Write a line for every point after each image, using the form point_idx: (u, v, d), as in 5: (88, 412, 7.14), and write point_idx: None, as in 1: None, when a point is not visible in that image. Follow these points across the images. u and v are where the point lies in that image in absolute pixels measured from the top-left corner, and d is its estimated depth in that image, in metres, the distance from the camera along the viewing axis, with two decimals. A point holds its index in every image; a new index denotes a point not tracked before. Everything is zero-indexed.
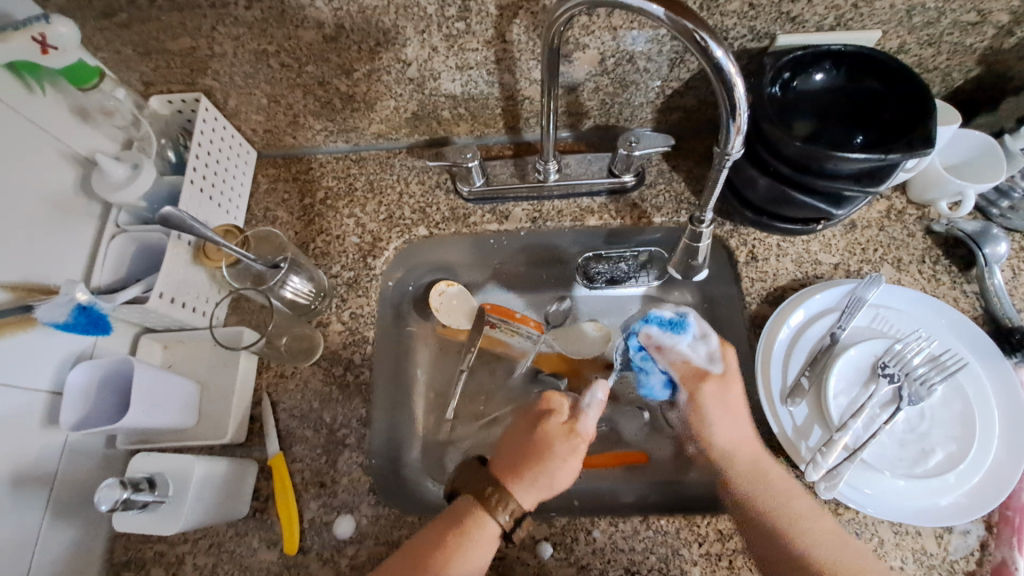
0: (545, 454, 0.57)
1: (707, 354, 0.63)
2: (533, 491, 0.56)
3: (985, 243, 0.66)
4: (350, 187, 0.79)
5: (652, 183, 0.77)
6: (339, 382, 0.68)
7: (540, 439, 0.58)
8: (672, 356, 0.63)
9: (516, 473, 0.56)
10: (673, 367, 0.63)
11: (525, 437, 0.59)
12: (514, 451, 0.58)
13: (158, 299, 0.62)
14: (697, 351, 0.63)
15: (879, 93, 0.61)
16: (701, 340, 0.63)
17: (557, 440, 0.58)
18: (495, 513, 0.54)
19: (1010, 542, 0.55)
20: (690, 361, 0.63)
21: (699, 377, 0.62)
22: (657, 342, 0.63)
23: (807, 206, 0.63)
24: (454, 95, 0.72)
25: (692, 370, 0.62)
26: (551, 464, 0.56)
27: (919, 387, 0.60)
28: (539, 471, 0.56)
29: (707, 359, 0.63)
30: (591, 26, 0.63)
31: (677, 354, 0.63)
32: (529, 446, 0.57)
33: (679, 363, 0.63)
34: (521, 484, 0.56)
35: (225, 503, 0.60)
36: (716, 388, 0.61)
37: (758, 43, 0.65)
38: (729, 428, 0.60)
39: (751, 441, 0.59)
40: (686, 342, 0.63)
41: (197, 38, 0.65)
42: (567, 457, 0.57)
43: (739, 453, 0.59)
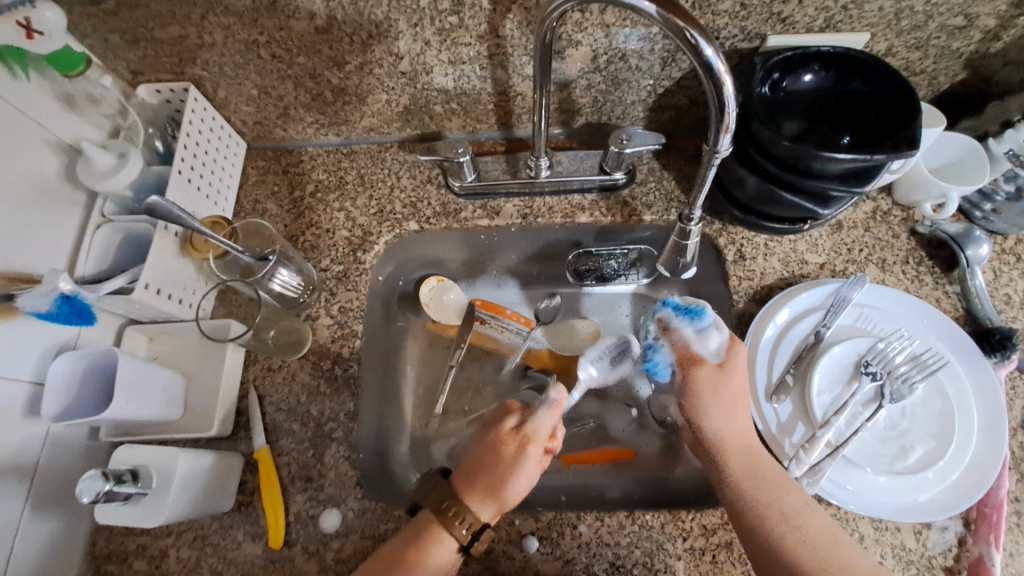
0: (496, 462, 0.56)
1: (711, 344, 0.59)
2: (489, 503, 0.55)
3: (967, 245, 0.67)
4: (340, 180, 0.78)
5: (643, 181, 0.77)
6: (327, 376, 0.68)
7: (489, 448, 0.57)
8: (674, 340, 0.60)
9: (471, 486, 0.55)
10: (672, 348, 0.60)
11: (482, 443, 0.58)
12: (467, 463, 0.57)
13: (144, 290, 0.61)
14: (704, 338, 0.59)
15: (865, 94, 0.62)
16: (710, 330, 0.59)
17: (507, 445, 0.57)
18: (450, 526, 0.54)
19: (987, 538, 0.56)
20: (692, 346, 0.59)
21: (695, 363, 0.59)
22: (665, 324, 0.61)
23: (794, 206, 0.64)
24: (447, 90, 0.72)
25: (688, 355, 0.59)
26: (502, 471, 0.56)
27: (900, 385, 0.61)
28: (491, 479, 0.55)
29: (711, 347, 0.59)
30: (584, 22, 0.63)
31: (682, 338, 0.60)
32: (483, 455, 0.57)
33: (679, 348, 0.60)
34: (477, 494, 0.55)
35: (208, 495, 0.59)
36: (713, 375, 0.58)
37: (749, 43, 0.65)
38: (727, 418, 0.57)
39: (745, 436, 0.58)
40: (693, 328, 0.60)
41: (186, 26, 0.64)
42: (517, 466, 0.56)
43: (734, 447, 0.57)
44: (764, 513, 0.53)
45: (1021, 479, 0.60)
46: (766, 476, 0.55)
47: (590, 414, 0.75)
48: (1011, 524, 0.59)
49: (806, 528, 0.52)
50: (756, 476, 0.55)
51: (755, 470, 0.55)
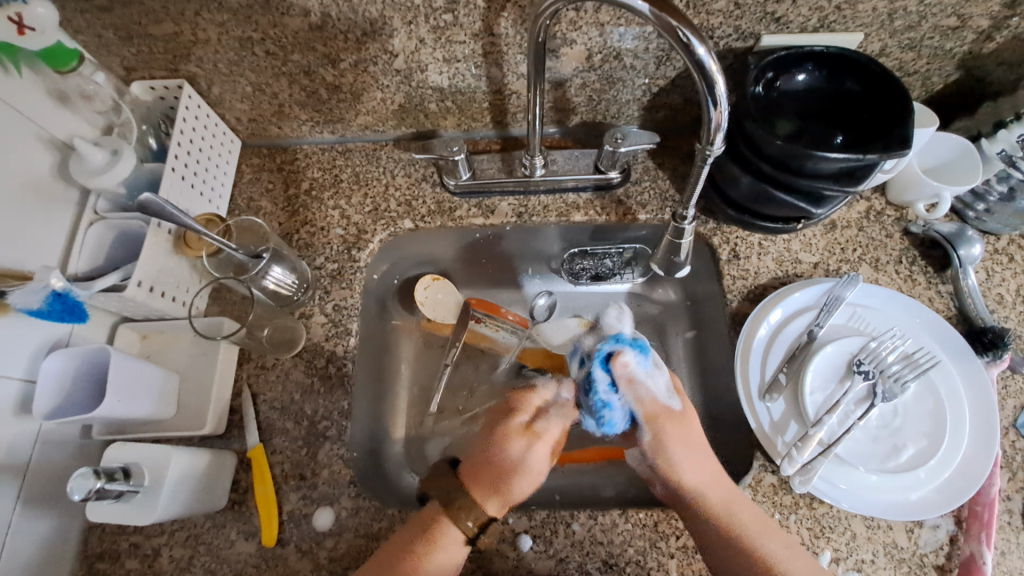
0: (508, 456, 0.56)
1: (665, 388, 0.57)
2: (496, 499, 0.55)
3: (960, 245, 0.68)
4: (335, 178, 0.78)
5: (638, 180, 0.77)
6: (320, 374, 0.68)
7: (499, 442, 0.57)
8: (642, 394, 0.55)
9: (475, 475, 0.55)
10: (641, 404, 0.56)
11: (480, 444, 0.58)
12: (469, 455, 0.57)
13: (136, 288, 0.61)
14: (660, 385, 0.56)
15: (858, 94, 0.62)
16: (660, 371, 0.56)
17: (515, 441, 0.57)
18: (460, 519, 0.53)
19: (978, 537, 0.57)
20: (658, 400, 0.56)
21: (661, 416, 0.56)
22: (631, 374, 0.54)
23: (788, 205, 0.64)
24: (441, 88, 0.72)
25: (655, 412, 0.56)
26: (511, 468, 0.55)
27: (893, 384, 0.61)
28: (501, 472, 0.55)
29: (669, 396, 0.57)
30: (579, 20, 0.63)
31: (646, 390, 0.55)
32: (480, 460, 0.56)
33: (646, 403, 0.56)
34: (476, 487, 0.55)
35: (201, 494, 0.59)
36: (676, 427, 0.57)
37: (743, 42, 0.65)
38: (697, 467, 0.56)
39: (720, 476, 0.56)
40: (648, 374, 0.55)
41: (180, 23, 0.64)
42: (524, 456, 0.56)
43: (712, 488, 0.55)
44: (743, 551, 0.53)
45: (1012, 477, 0.61)
46: (739, 517, 0.54)
47: None
48: (1002, 522, 0.59)
49: (781, 567, 0.53)
50: (738, 518, 0.54)
51: (732, 509, 0.54)
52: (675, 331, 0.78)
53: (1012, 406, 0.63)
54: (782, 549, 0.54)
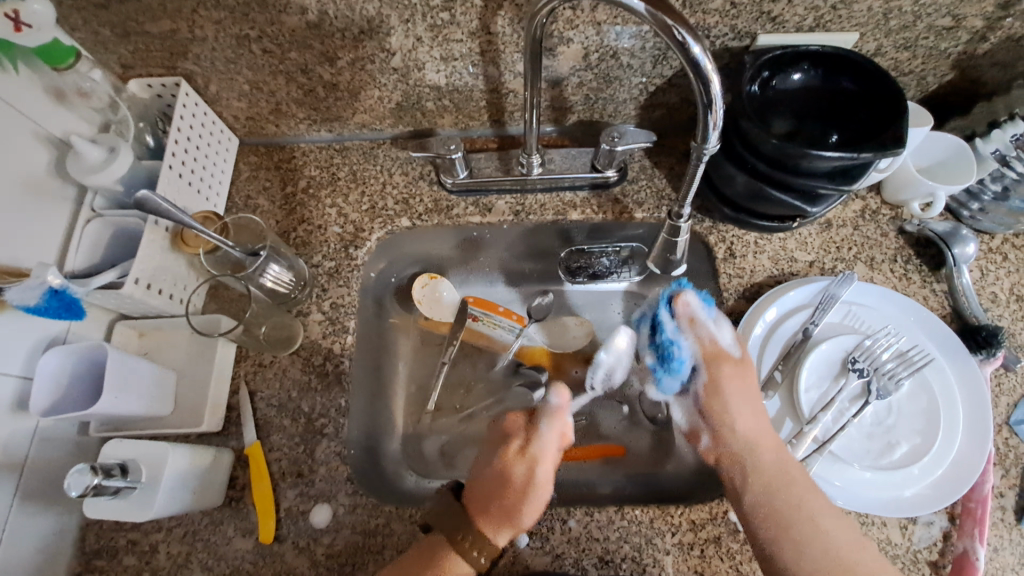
0: (508, 482, 0.58)
1: (728, 336, 0.63)
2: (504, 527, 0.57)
3: (954, 244, 0.68)
4: (333, 176, 0.78)
5: (635, 179, 0.77)
6: (318, 372, 0.68)
7: (498, 468, 0.60)
8: (700, 333, 0.63)
9: (487, 513, 0.57)
10: (698, 343, 0.63)
11: (485, 471, 0.60)
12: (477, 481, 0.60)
13: (134, 285, 0.61)
14: (723, 332, 0.63)
15: (853, 93, 0.63)
16: (722, 324, 0.63)
17: (514, 467, 0.59)
18: (466, 553, 0.54)
19: (971, 533, 0.57)
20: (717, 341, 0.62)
21: (721, 358, 0.62)
22: (691, 314, 0.62)
23: (783, 203, 0.64)
24: (439, 86, 0.72)
25: (715, 352, 0.62)
26: (513, 496, 0.58)
27: (887, 381, 0.61)
28: (504, 500, 0.58)
29: (730, 341, 0.62)
30: (575, 19, 0.63)
31: (706, 331, 0.63)
32: (495, 483, 0.59)
33: (704, 342, 0.63)
34: (490, 522, 0.57)
35: (198, 491, 0.59)
36: (734, 369, 0.61)
37: (739, 42, 0.65)
38: (747, 417, 0.60)
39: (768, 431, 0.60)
40: (712, 319, 0.63)
41: (176, 21, 0.64)
42: (528, 484, 0.58)
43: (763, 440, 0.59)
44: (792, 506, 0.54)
45: (1006, 474, 0.61)
46: (793, 473, 0.56)
47: (581, 411, 0.75)
48: (995, 519, 0.59)
49: (826, 523, 0.53)
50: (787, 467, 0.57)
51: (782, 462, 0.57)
52: None
53: (1006, 403, 0.64)
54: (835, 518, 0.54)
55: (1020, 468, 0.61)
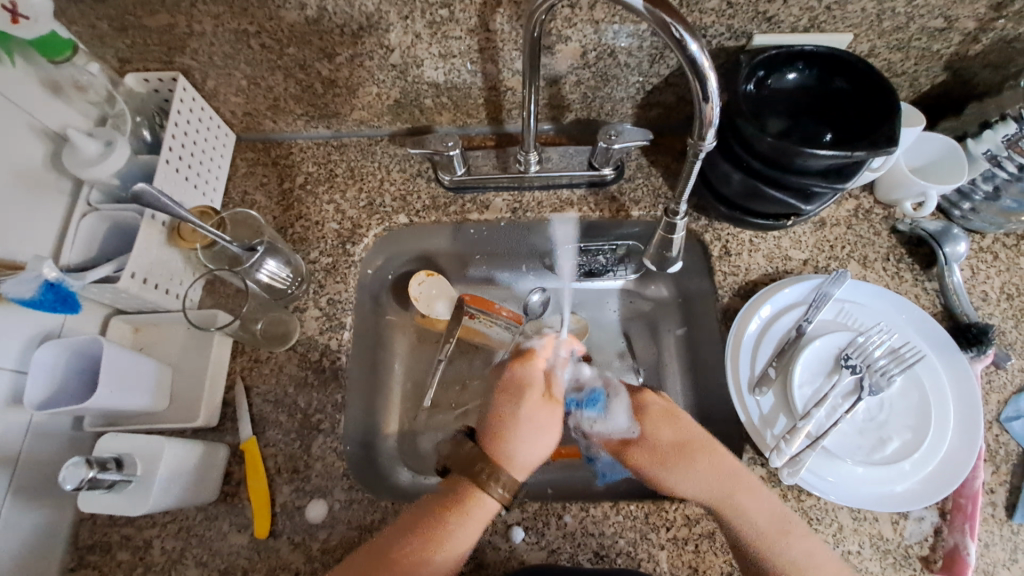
0: (529, 422, 0.56)
1: (621, 421, 0.59)
2: (529, 465, 0.56)
3: (946, 242, 0.69)
4: (330, 172, 0.78)
5: (631, 177, 0.78)
6: (314, 367, 0.68)
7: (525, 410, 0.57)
8: (594, 434, 0.61)
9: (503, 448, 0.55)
10: (602, 445, 0.61)
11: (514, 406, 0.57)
12: (514, 419, 0.56)
13: (130, 279, 0.61)
14: (615, 419, 0.59)
15: (846, 92, 0.63)
16: (613, 407, 0.60)
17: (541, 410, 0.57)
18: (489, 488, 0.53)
19: (962, 528, 0.58)
20: (611, 438, 0.59)
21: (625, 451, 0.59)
22: (579, 423, 0.61)
23: (778, 202, 0.65)
24: (437, 84, 0.73)
25: (616, 446, 0.59)
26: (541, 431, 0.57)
27: (879, 378, 0.62)
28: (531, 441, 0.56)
29: (625, 428, 0.59)
30: (574, 17, 0.63)
31: (598, 433, 0.60)
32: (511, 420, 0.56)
33: (603, 442, 0.60)
34: (519, 461, 0.55)
35: (193, 485, 0.59)
36: (645, 455, 0.57)
37: (735, 41, 0.66)
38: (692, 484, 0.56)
39: (727, 481, 0.55)
40: (601, 417, 0.60)
41: (175, 14, 0.64)
42: (549, 422, 0.58)
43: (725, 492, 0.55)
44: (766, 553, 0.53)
45: (996, 470, 0.62)
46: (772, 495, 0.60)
47: None
48: (985, 515, 0.60)
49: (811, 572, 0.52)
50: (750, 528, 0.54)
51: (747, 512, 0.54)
52: (668, 328, 0.78)
53: (996, 400, 0.65)
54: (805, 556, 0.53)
55: (1010, 464, 0.62)
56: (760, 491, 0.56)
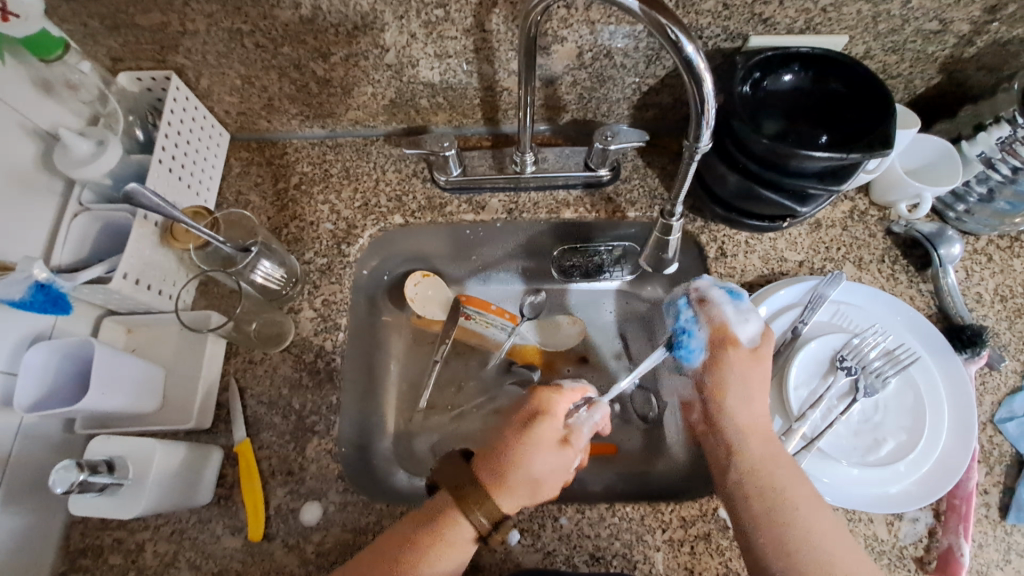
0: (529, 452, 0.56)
1: (750, 329, 0.60)
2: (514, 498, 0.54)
3: (940, 244, 0.69)
4: (325, 172, 0.78)
5: (627, 178, 0.78)
6: (309, 369, 0.67)
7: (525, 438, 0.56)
8: (711, 313, 0.61)
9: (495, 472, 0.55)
10: (707, 326, 0.61)
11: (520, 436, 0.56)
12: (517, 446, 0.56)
13: (122, 280, 0.60)
14: (748, 325, 0.60)
15: (842, 95, 0.63)
16: (750, 312, 0.61)
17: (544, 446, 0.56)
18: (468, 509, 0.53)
19: (956, 529, 0.58)
20: (730, 325, 0.60)
21: (729, 341, 0.60)
22: (702, 294, 0.62)
23: (774, 204, 0.65)
24: (433, 84, 0.72)
25: (723, 335, 0.60)
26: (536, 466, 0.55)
27: (874, 379, 0.62)
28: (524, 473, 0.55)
29: (751, 333, 0.60)
30: (570, 18, 0.63)
31: (717, 312, 0.61)
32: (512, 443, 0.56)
33: (716, 325, 0.60)
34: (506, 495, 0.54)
35: (186, 488, 0.58)
36: (745, 357, 0.59)
37: (731, 43, 0.66)
38: (745, 404, 0.57)
39: (771, 446, 0.56)
40: (734, 308, 0.61)
41: (167, 13, 0.63)
42: (550, 461, 0.56)
43: (768, 462, 0.55)
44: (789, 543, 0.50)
45: (989, 471, 0.62)
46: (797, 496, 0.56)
47: None
48: (979, 516, 0.61)
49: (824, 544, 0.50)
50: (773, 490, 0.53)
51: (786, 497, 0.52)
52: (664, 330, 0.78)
53: (990, 402, 0.65)
54: (827, 526, 0.51)
55: (1004, 465, 0.63)
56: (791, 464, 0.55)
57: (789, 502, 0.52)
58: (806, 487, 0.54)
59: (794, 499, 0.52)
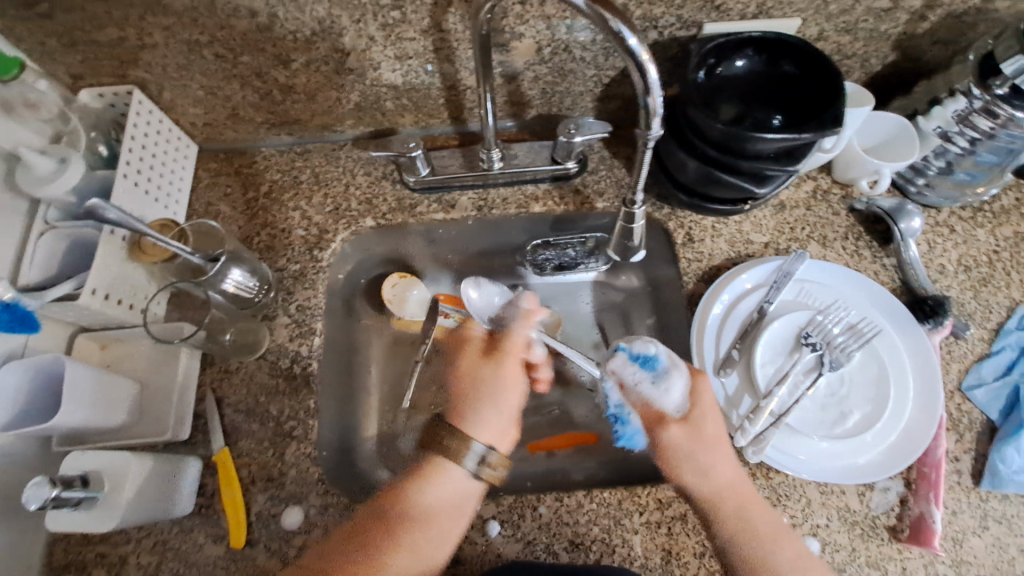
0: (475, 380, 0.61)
1: (674, 396, 0.57)
2: (488, 429, 0.58)
3: (900, 219, 0.70)
4: (294, 179, 0.79)
5: (594, 170, 0.79)
6: (285, 375, 0.68)
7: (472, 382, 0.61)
8: (633, 396, 0.59)
9: (463, 416, 0.58)
10: (636, 411, 0.59)
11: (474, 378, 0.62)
12: (464, 390, 0.61)
13: (91, 296, 0.60)
14: (670, 393, 0.57)
15: (794, 75, 0.64)
16: (670, 382, 0.57)
17: (484, 369, 0.62)
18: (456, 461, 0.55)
19: (927, 497, 0.59)
20: (654, 403, 0.58)
21: (661, 422, 0.57)
22: (618, 377, 0.60)
23: (733, 186, 0.65)
24: (396, 86, 0.73)
25: (654, 415, 0.58)
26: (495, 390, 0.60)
27: (839, 353, 0.63)
28: (483, 402, 0.59)
29: (675, 401, 0.57)
30: (525, 14, 0.64)
31: (637, 394, 0.59)
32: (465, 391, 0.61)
33: (641, 406, 0.58)
34: (480, 432, 0.57)
35: (164, 499, 0.58)
36: (683, 432, 0.56)
37: (687, 31, 0.67)
38: (705, 472, 0.55)
39: (734, 484, 0.55)
40: (650, 381, 0.58)
41: (125, 28, 0.64)
42: (495, 376, 0.61)
43: (725, 495, 0.54)
44: (754, 558, 0.52)
45: (960, 438, 0.64)
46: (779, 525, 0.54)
47: (554, 402, 0.77)
48: (952, 483, 0.62)
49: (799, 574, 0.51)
50: (748, 529, 0.53)
51: (748, 530, 0.53)
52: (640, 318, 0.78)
53: (957, 370, 0.67)
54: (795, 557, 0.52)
55: (973, 432, 0.64)
56: (761, 503, 0.55)
57: (755, 530, 0.53)
58: (766, 514, 0.54)
59: (763, 537, 0.53)
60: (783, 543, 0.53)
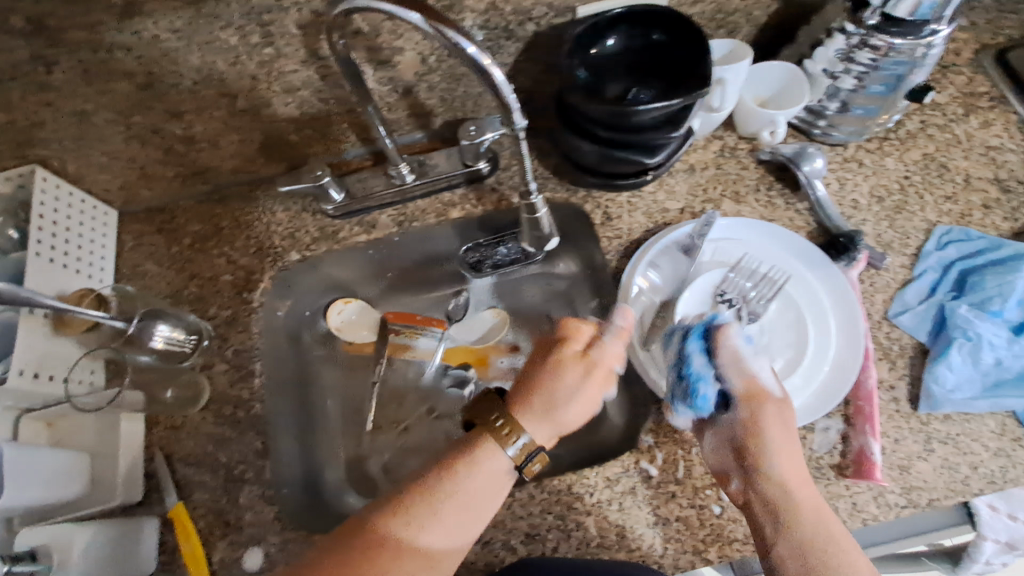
0: (561, 380, 0.57)
1: (768, 374, 0.60)
2: (545, 426, 0.55)
3: (804, 162, 0.71)
4: (216, 227, 0.79)
5: (508, 166, 0.81)
6: (230, 421, 0.69)
7: (552, 373, 0.57)
8: (739, 369, 0.59)
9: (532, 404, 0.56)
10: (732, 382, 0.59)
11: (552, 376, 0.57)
12: (541, 386, 0.57)
13: (18, 376, 0.60)
14: (763, 369, 0.60)
15: (664, 43, 0.65)
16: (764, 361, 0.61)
17: (572, 369, 0.57)
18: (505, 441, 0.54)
19: (864, 430, 0.60)
20: (758, 379, 0.59)
21: (762, 398, 0.59)
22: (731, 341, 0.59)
23: (629, 161, 0.67)
24: (294, 118, 0.73)
25: (756, 389, 0.59)
26: (561, 392, 0.56)
27: (756, 306, 0.65)
28: (555, 399, 0.56)
29: (770, 378, 0.60)
30: (398, 29, 0.65)
31: (745, 368, 0.59)
32: (539, 384, 0.57)
33: (748, 380, 0.59)
34: (538, 423, 0.55)
35: (120, 564, 0.59)
36: (775, 409, 0.58)
37: (563, 17, 0.67)
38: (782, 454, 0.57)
39: (797, 470, 0.57)
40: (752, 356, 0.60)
41: (9, 111, 0.64)
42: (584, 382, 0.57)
43: (790, 481, 0.56)
44: (810, 543, 0.53)
45: (892, 366, 0.65)
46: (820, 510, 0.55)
47: None
48: (890, 411, 0.63)
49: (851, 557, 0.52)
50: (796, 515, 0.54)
51: (800, 517, 0.54)
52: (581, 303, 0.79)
53: (882, 300, 0.68)
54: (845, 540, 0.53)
55: (905, 358, 0.65)
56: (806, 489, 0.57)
57: (809, 517, 0.54)
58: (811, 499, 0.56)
59: (814, 523, 0.54)
60: (833, 525, 0.54)
